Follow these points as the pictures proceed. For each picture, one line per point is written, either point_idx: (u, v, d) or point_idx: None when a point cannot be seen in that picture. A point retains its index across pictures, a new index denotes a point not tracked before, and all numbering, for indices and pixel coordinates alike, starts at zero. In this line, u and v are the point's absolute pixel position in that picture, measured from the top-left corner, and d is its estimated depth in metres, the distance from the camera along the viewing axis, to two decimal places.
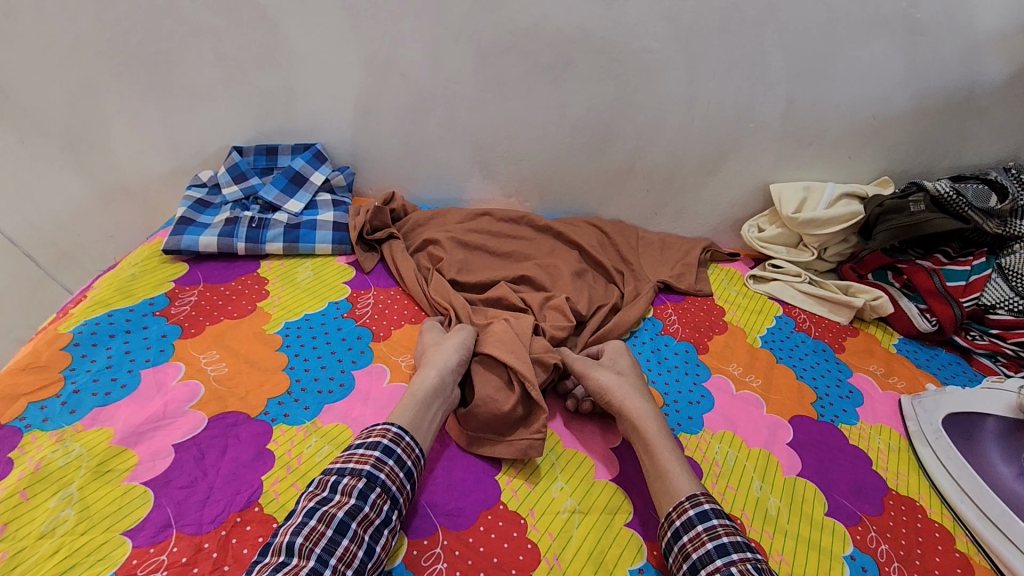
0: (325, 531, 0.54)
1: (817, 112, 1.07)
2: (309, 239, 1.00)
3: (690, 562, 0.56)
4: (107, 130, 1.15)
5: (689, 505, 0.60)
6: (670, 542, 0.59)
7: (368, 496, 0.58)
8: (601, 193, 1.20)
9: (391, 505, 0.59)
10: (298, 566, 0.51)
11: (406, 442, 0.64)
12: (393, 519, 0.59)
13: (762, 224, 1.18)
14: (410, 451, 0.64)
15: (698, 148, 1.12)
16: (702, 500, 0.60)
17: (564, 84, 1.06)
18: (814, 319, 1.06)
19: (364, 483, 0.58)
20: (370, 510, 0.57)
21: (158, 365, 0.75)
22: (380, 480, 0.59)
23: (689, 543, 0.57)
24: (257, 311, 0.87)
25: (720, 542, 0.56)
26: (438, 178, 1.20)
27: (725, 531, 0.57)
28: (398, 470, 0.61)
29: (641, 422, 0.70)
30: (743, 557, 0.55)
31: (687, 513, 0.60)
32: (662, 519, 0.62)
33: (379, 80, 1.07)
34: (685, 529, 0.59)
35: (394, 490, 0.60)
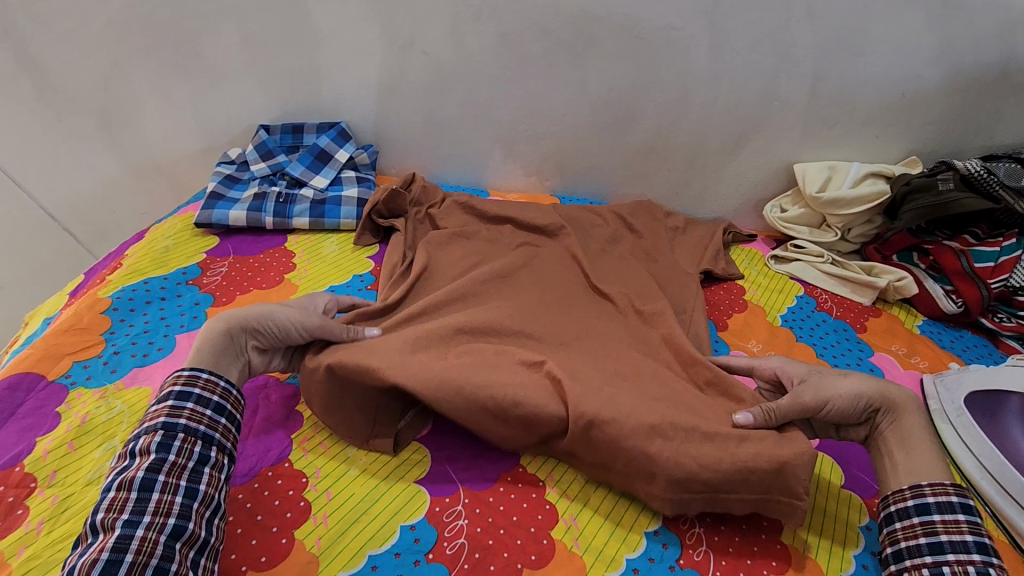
0: (128, 495, 0.52)
1: (843, 89, 1.05)
2: (334, 215, 1.03)
3: (937, 540, 0.55)
4: (142, 109, 1.19)
5: (952, 492, 0.57)
6: (909, 512, 0.58)
7: (171, 446, 0.55)
8: (621, 173, 1.20)
9: (206, 444, 0.57)
10: (105, 539, 0.49)
11: (204, 378, 0.61)
12: (213, 458, 0.57)
13: (785, 204, 1.17)
14: (212, 387, 0.61)
15: (719, 127, 1.12)
16: (968, 494, 0.57)
17: (585, 62, 1.06)
18: (836, 299, 1.05)
19: (161, 436, 0.55)
20: (178, 458, 0.55)
21: (192, 331, 0.78)
22: (179, 427, 0.56)
23: (941, 524, 0.55)
24: (284, 283, 0.90)
25: (980, 538, 0.54)
26: (460, 158, 1.21)
27: (982, 531, 0.55)
28: (200, 411, 0.59)
29: (904, 411, 0.64)
30: (1000, 563, 0.53)
31: (949, 497, 0.57)
32: (903, 488, 0.59)
33: (403, 58, 1.09)
34: (938, 509, 0.56)
35: (202, 429, 0.58)
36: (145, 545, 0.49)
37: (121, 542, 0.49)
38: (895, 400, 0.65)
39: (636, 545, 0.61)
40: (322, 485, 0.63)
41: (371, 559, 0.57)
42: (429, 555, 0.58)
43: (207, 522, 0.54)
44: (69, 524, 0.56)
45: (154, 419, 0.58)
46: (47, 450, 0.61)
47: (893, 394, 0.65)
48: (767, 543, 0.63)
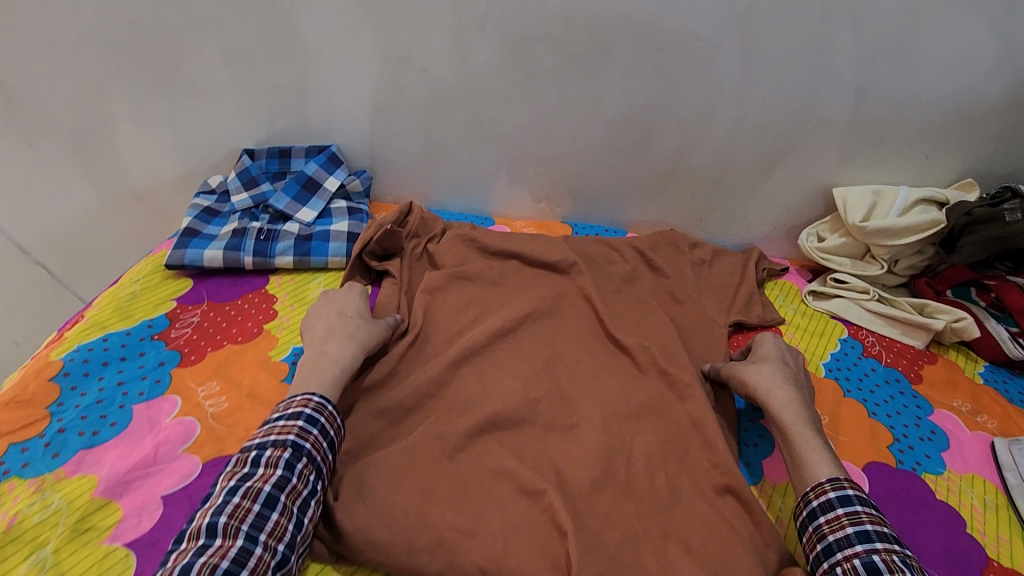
0: (251, 506, 0.54)
1: (891, 106, 0.93)
2: (322, 252, 0.92)
3: (826, 543, 0.57)
4: (115, 134, 1.09)
5: (830, 488, 0.60)
6: (805, 523, 0.61)
7: (296, 468, 0.58)
8: (639, 198, 1.09)
9: (317, 476, 0.60)
10: (225, 547, 0.51)
11: (328, 411, 0.64)
12: (319, 490, 0.60)
13: (822, 232, 1.04)
14: (332, 420, 0.65)
15: (750, 147, 1.00)
16: (846, 486, 0.60)
17: (601, 77, 0.95)
18: (884, 342, 0.93)
19: (289, 454, 0.59)
20: (298, 482, 0.58)
21: (152, 400, 0.68)
22: (305, 451, 0.60)
23: (827, 525, 0.58)
24: (263, 335, 0.79)
25: (862, 528, 0.56)
26: (463, 182, 1.11)
27: (869, 520, 0.57)
28: (321, 441, 0.62)
29: (781, 411, 0.69)
30: (889, 549, 0.54)
31: (827, 495, 0.60)
32: (798, 501, 0.63)
33: (397, 75, 0.98)
34: (822, 511, 0.60)
35: (318, 459, 0.61)
36: (258, 565, 0.51)
37: (239, 555, 0.51)
38: (770, 402, 0.70)
39: None
40: None
41: None
42: None
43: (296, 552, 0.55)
44: None
45: (281, 435, 0.60)
46: None
47: (767, 395, 0.71)
48: None
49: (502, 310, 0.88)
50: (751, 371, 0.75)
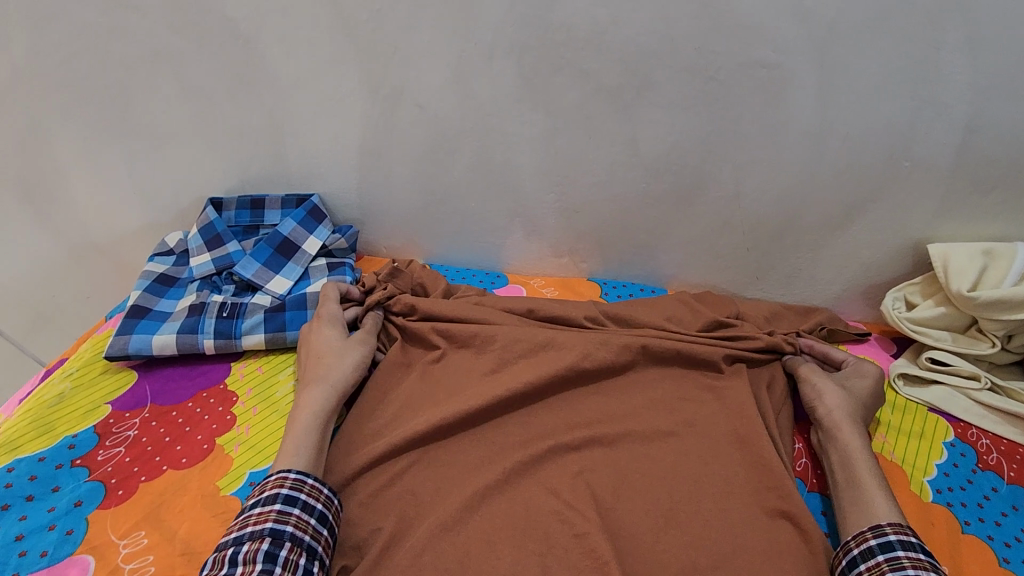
0: None
1: (1009, 145, 0.73)
2: (298, 324, 0.76)
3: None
4: (69, 180, 0.94)
5: (871, 535, 0.56)
6: (845, 571, 0.56)
7: (278, 556, 0.50)
8: (680, 253, 0.91)
9: (310, 557, 0.53)
10: None
11: (310, 484, 0.57)
12: (315, 572, 0.52)
13: (911, 296, 0.85)
14: (317, 494, 0.57)
15: (823, 195, 0.81)
16: (888, 531, 0.56)
17: (639, 113, 0.77)
18: (1003, 447, 0.73)
19: (269, 543, 0.51)
20: (285, 570, 0.50)
21: (55, 565, 0.52)
22: (287, 535, 0.52)
23: (866, 570, 0.54)
24: (213, 456, 0.62)
25: (904, 573, 0.52)
26: (470, 235, 0.93)
27: (914, 564, 0.53)
28: (307, 518, 0.54)
29: (839, 424, 0.69)
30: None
31: (869, 543, 0.56)
32: (837, 548, 0.58)
33: (389, 113, 0.81)
34: (863, 558, 0.55)
35: (307, 539, 0.53)
36: None
37: None
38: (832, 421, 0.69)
39: None
40: None
41: None
42: None
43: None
44: None
45: (257, 523, 0.53)
46: None
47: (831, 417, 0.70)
48: None
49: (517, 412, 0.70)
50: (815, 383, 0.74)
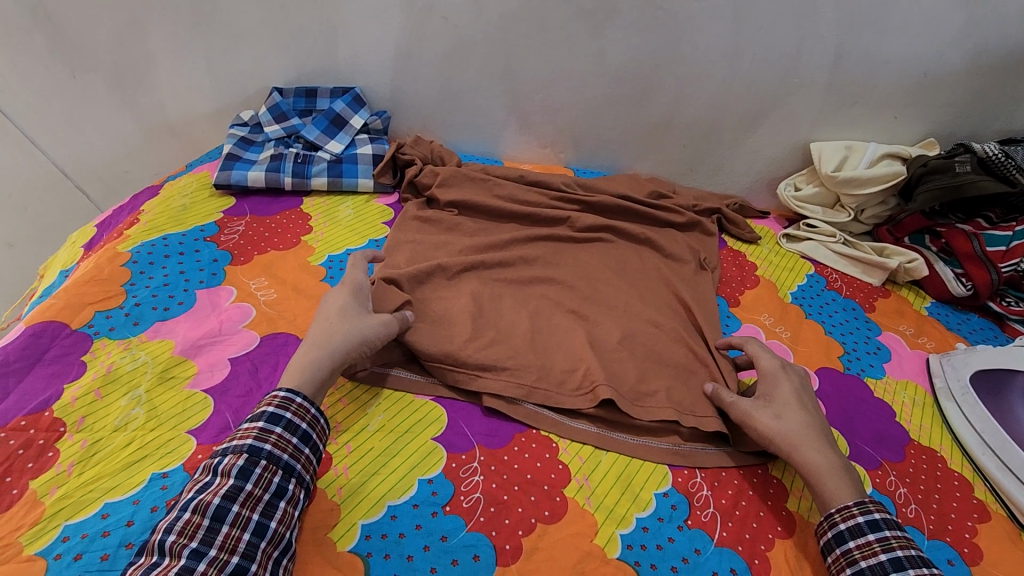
0: (201, 521, 0.49)
1: (865, 67, 1.04)
2: (352, 174, 1.04)
3: (857, 568, 0.55)
4: (155, 68, 1.18)
5: (879, 549, 0.55)
6: (831, 544, 0.58)
7: (251, 473, 0.53)
8: (636, 146, 1.20)
9: (286, 476, 0.55)
10: (168, 566, 0.47)
11: (297, 404, 0.59)
12: (289, 491, 0.54)
13: (799, 183, 1.17)
14: (303, 413, 0.59)
15: (739, 102, 1.11)
16: (873, 510, 0.58)
17: (606, 31, 1.05)
18: (846, 278, 1.06)
19: (245, 459, 0.53)
20: (255, 487, 0.52)
21: (212, 288, 0.79)
22: (264, 453, 0.54)
23: (858, 550, 0.56)
24: (301, 245, 0.90)
25: (894, 555, 0.54)
26: (476, 127, 1.21)
27: (899, 545, 0.56)
28: (288, 438, 0.56)
29: (817, 475, 0.62)
30: (920, 574, 0.53)
31: (856, 519, 0.57)
32: (822, 519, 0.60)
33: (421, 23, 1.08)
34: (851, 534, 0.57)
35: (285, 458, 0.55)
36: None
37: (184, 571, 0.46)
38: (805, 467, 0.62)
39: (645, 505, 0.63)
40: (342, 438, 0.65)
41: (390, 509, 0.59)
42: (446, 508, 0.59)
43: (272, 566, 0.50)
44: (101, 466, 0.57)
45: (241, 438, 0.55)
46: (75, 397, 0.63)
47: (799, 455, 0.63)
48: (773, 510, 0.64)
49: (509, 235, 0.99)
50: (776, 429, 0.64)
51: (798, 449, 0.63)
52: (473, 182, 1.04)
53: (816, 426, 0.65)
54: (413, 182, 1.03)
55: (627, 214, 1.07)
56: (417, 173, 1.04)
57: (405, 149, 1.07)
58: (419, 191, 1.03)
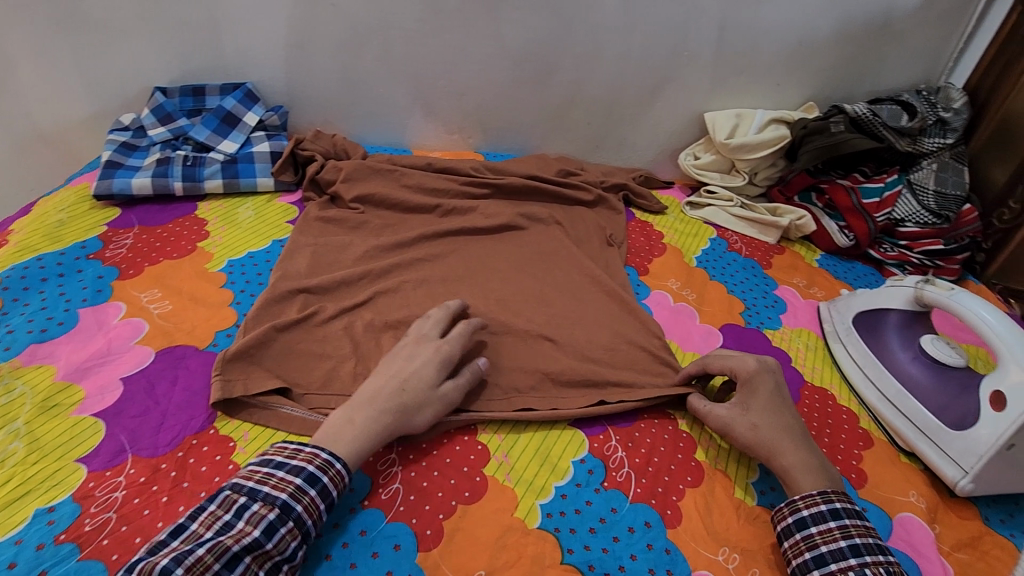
0: (212, 564, 0.47)
1: (746, 38, 1.10)
2: (249, 174, 0.99)
3: (817, 553, 0.55)
4: (16, 71, 1.07)
5: (839, 535, 0.56)
6: (791, 529, 0.58)
7: (276, 532, 0.50)
8: (543, 127, 1.21)
9: (302, 541, 0.52)
10: None
11: (337, 469, 0.55)
12: (297, 556, 0.52)
13: (698, 152, 1.22)
14: (339, 481, 0.55)
15: (635, 77, 1.14)
16: (835, 498, 0.58)
17: (501, 13, 1.06)
18: (745, 240, 1.12)
19: (276, 515, 0.51)
20: (273, 545, 0.50)
21: (96, 305, 0.74)
22: (294, 515, 0.51)
23: (819, 536, 0.56)
24: (197, 252, 0.86)
25: (853, 542, 0.55)
26: (381, 118, 1.18)
27: (858, 532, 0.56)
28: (318, 504, 0.53)
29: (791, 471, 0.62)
30: (876, 561, 0.54)
31: (819, 507, 0.58)
32: (781, 505, 0.61)
33: (311, 11, 1.04)
34: (813, 521, 0.58)
35: (308, 524, 0.53)
36: None
37: None
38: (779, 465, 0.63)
39: (564, 474, 0.65)
40: (250, 446, 0.62)
41: None
42: (365, 503, 0.59)
43: None
44: None
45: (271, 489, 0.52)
46: None
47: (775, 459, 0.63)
48: (683, 463, 0.68)
49: (420, 225, 0.98)
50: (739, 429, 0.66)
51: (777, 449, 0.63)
52: (379, 174, 1.02)
53: (790, 423, 0.66)
54: (315, 178, 1.00)
55: (537, 194, 1.08)
56: (319, 169, 1.00)
57: (305, 144, 1.03)
58: (323, 187, 1.00)
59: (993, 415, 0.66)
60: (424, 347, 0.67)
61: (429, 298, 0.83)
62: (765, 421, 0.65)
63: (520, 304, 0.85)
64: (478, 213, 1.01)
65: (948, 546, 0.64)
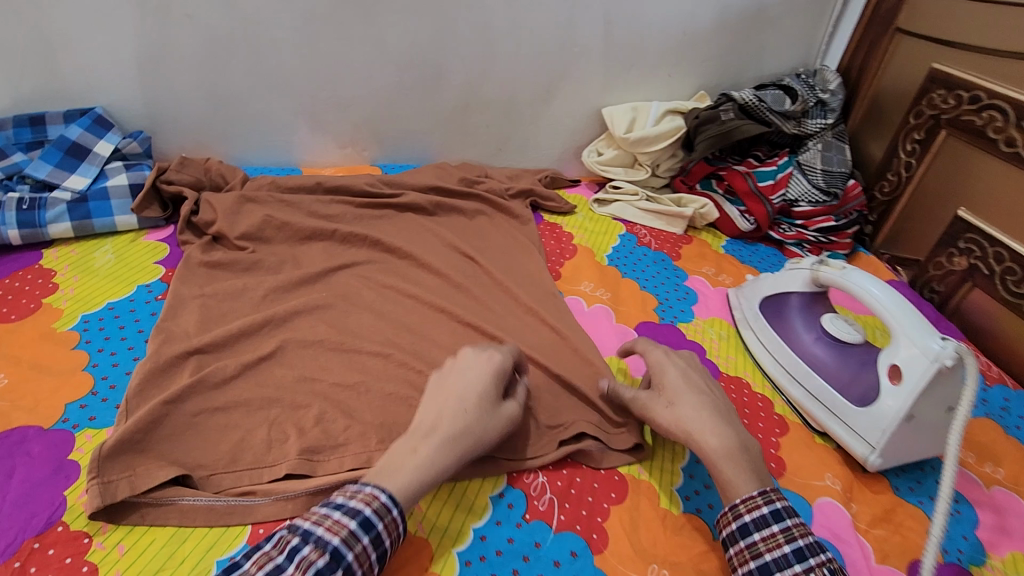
0: None
1: (633, 30, 1.10)
2: (104, 213, 0.87)
3: (762, 562, 0.51)
4: None
5: (784, 540, 0.51)
6: (735, 536, 0.54)
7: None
8: (440, 133, 1.15)
9: None
10: None
11: (389, 518, 0.49)
12: None
13: (601, 148, 1.20)
14: (378, 543, 0.48)
15: (529, 76, 1.11)
16: (776, 498, 0.54)
17: (380, 16, 0.99)
18: (654, 233, 1.12)
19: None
20: None
21: None
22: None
23: (763, 543, 0.52)
24: (42, 310, 0.74)
25: (797, 545, 0.51)
26: (262, 138, 1.09)
27: (801, 533, 0.52)
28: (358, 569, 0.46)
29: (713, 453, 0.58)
30: (822, 563, 0.49)
31: (761, 510, 0.53)
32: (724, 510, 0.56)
33: (162, 23, 0.93)
34: (756, 527, 0.53)
35: None
36: None
37: None
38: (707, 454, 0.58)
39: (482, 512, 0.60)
40: (112, 540, 0.53)
41: None
42: None
43: None
44: None
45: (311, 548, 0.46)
46: None
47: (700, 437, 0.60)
48: (607, 478, 0.65)
49: (312, 252, 0.90)
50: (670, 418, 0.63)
51: (696, 428, 0.60)
52: (260, 201, 0.93)
53: (713, 405, 0.63)
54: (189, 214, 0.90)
55: (438, 205, 1.02)
56: (193, 205, 0.90)
57: (169, 175, 0.91)
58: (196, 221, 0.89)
59: (893, 389, 0.68)
60: (472, 351, 0.64)
61: (324, 333, 0.76)
62: (687, 404, 0.62)
63: (426, 329, 0.79)
64: (376, 233, 0.95)
65: (864, 524, 0.65)
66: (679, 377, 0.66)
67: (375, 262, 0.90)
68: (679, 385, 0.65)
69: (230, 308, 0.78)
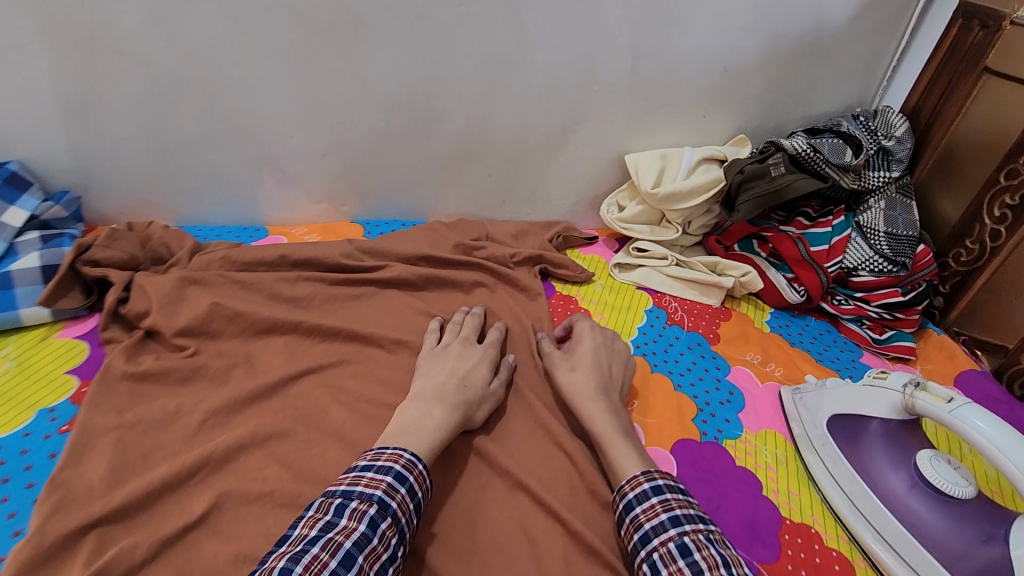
0: None
1: (664, 66, 0.92)
2: (6, 305, 0.71)
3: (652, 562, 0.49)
4: None
5: (669, 530, 0.51)
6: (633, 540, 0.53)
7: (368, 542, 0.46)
8: (433, 183, 0.97)
9: (401, 539, 0.49)
10: None
11: (419, 468, 0.54)
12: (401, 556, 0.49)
13: (622, 201, 1.03)
14: (420, 482, 0.54)
15: (539, 118, 0.93)
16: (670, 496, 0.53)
17: (358, 51, 0.81)
18: (685, 305, 0.94)
19: (367, 525, 0.47)
20: (377, 544, 0.47)
21: None
22: (390, 510, 0.49)
23: (654, 539, 0.51)
24: None
25: (684, 538, 0.49)
26: (218, 193, 0.91)
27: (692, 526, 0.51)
28: (409, 501, 0.51)
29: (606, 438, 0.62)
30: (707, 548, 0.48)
31: (655, 510, 0.52)
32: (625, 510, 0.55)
33: (87, 62, 0.75)
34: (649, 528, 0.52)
35: (403, 521, 0.50)
36: None
37: None
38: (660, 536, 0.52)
39: None
40: None
41: None
42: None
43: None
44: None
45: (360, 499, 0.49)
46: None
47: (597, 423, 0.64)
48: None
49: (269, 351, 0.72)
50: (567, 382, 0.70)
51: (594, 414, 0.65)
52: (207, 283, 0.75)
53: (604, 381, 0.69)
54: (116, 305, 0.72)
55: (428, 280, 0.85)
56: (121, 292, 0.73)
57: (92, 253, 0.74)
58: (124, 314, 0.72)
59: None
60: (470, 349, 0.71)
61: (274, 480, 0.59)
62: (588, 375, 0.70)
63: None
64: (351, 321, 0.77)
65: None
66: (590, 350, 0.73)
67: (348, 363, 0.72)
68: (586, 355, 0.72)
69: (155, 444, 0.60)
